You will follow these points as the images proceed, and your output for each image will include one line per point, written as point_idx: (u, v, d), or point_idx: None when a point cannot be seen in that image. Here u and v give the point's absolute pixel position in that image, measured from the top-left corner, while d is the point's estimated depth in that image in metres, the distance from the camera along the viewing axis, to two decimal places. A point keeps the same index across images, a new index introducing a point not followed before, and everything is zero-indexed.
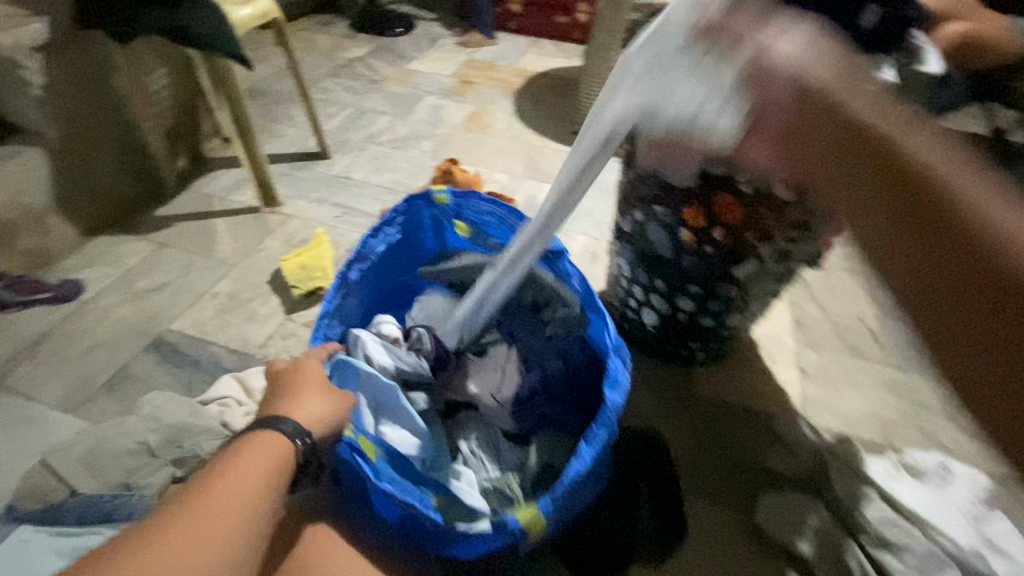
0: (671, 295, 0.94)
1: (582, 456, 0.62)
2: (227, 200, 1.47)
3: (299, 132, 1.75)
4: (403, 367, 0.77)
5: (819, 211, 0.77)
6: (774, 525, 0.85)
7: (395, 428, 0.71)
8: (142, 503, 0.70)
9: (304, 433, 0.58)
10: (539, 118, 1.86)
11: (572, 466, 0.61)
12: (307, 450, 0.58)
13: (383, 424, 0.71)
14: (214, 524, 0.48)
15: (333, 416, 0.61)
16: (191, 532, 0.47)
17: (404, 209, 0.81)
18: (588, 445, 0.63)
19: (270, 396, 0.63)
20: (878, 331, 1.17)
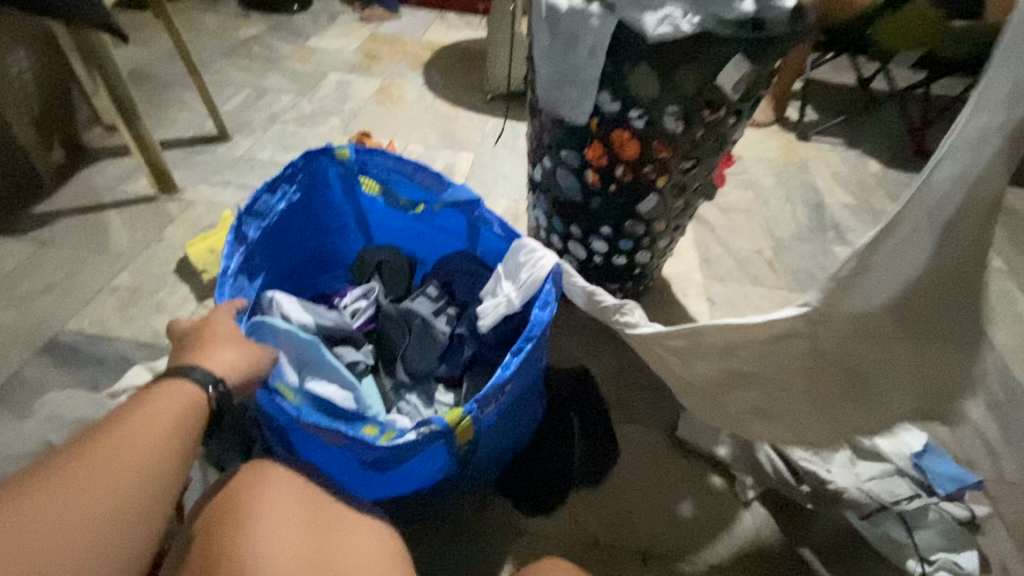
0: (587, 238, 0.99)
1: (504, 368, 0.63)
2: (118, 191, 1.36)
3: (192, 115, 1.63)
4: (325, 324, 0.78)
5: (705, 140, 0.83)
6: (693, 437, 0.93)
7: (322, 382, 0.71)
8: None
9: (214, 379, 0.56)
10: (450, 88, 1.85)
11: (498, 374, 0.62)
12: (220, 396, 0.57)
13: (308, 380, 0.72)
14: (117, 469, 0.46)
15: (247, 365, 0.60)
16: (90, 480, 0.44)
17: (304, 165, 0.79)
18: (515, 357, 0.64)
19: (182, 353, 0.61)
20: (773, 261, 1.30)
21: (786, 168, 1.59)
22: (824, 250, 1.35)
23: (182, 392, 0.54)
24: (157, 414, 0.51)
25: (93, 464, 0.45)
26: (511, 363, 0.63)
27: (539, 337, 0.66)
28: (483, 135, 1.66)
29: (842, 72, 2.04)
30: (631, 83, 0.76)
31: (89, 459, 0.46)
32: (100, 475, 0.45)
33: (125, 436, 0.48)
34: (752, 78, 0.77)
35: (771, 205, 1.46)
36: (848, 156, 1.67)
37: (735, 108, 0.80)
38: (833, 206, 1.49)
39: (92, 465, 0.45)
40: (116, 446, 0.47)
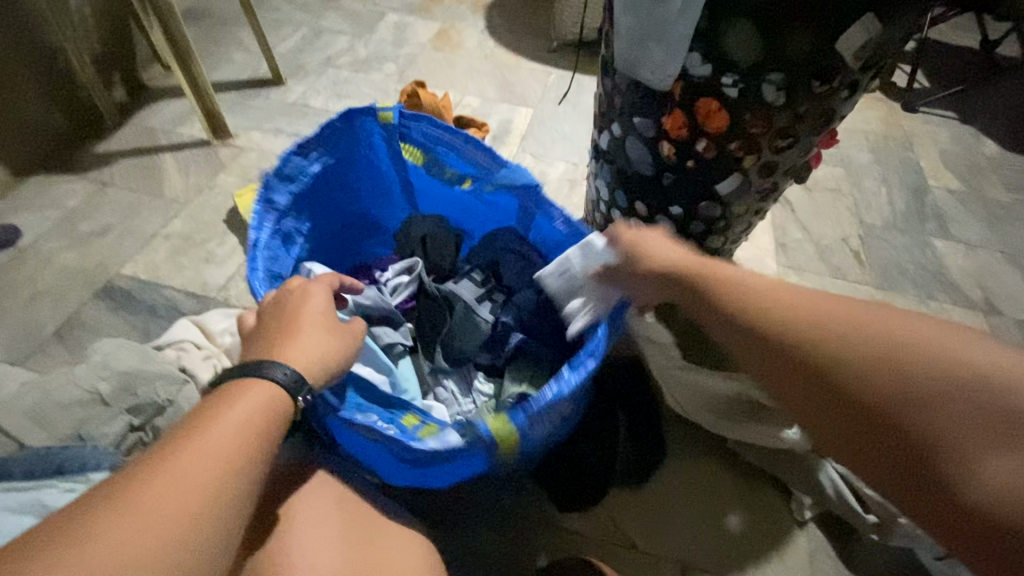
0: (652, 217, 0.89)
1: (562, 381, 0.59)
2: (174, 133, 1.35)
3: (248, 56, 1.58)
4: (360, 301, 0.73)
5: (809, 115, 0.70)
6: (749, 448, 0.85)
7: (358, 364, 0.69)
8: (94, 454, 0.65)
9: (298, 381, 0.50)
10: (513, 34, 1.71)
11: (554, 389, 0.59)
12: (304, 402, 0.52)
13: None
14: (177, 520, 0.39)
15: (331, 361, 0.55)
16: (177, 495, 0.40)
17: (343, 124, 0.74)
18: (573, 373, 0.61)
19: (273, 325, 0.57)
20: (859, 252, 1.16)
21: (886, 143, 1.39)
22: (922, 242, 1.19)
23: (253, 409, 0.47)
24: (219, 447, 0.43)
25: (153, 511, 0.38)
26: (568, 379, 0.60)
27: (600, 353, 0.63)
28: (545, 89, 1.53)
29: (967, 29, 1.74)
30: (729, 43, 0.64)
31: (148, 504, 0.39)
32: (161, 531, 0.38)
33: (186, 479, 0.41)
34: (881, 41, 0.63)
35: (864, 186, 1.29)
36: (962, 132, 1.44)
37: (852, 79, 0.67)
38: (938, 191, 1.30)
39: (153, 516, 0.38)
40: (177, 490, 0.40)
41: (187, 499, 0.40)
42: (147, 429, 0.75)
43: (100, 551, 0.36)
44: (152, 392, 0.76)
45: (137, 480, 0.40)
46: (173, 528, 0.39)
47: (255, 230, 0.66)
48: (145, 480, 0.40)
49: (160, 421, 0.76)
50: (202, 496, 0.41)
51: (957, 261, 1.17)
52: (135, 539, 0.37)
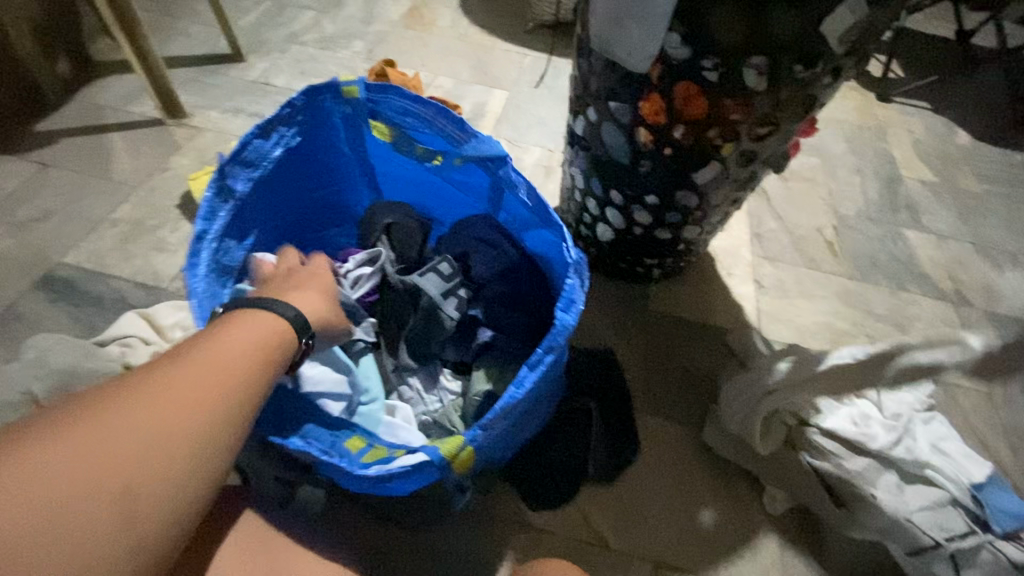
0: (629, 206, 0.86)
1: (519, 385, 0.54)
2: (124, 111, 1.26)
3: (206, 30, 1.49)
4: None
5: (790, 103, 0.67)
6: (723, 442, 0.84)
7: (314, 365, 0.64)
8: None
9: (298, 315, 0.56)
10: (488, 14, 1.64)
11: (508, 396, 0.54)
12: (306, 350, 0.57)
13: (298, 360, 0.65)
14: (175, 427, 0.42)
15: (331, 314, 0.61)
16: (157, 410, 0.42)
17: (305, 102, 0.68)
18: (529, 373, 0.55)
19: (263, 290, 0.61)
20: (833, 242, 1.15)
21: (862, 133, 1.39)
22: (895, 233, 1.19)
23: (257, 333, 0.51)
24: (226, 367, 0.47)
25: (150, 420, 0.41)
26: (525, 381, 0.54)
27: (561, 346, 0.57)
28: (521, 71, 1.48)
29: (942, 20, 1.75)
30: (709, 23, 0.60)
31: (148, 409, 0.41)
32: (156, 434, 0.41)
33: (186, 392, 0.44)
34: (865, 25, 0.60)
35: (839, 176, 1.28)
36: (935, 123, 1.45)
37: (834, 65, 0.64)
38: (911, 182, 1.30)
39: (151, 422, 0.41)
40: (177, 401, 0.43)
41: (189, 408, 0.43)
42: None
43: (95, 445, 0.38)
44: None
45: (141, 384, 0.43)
46: (173, 433, 0.41)
47: (200, 221, 0.61)
48: (148, 386, 0.43)
49: None
50: (203, 410, 0.44)
51: (928, 251, 1.17)
52: (131, 440, 0.40)
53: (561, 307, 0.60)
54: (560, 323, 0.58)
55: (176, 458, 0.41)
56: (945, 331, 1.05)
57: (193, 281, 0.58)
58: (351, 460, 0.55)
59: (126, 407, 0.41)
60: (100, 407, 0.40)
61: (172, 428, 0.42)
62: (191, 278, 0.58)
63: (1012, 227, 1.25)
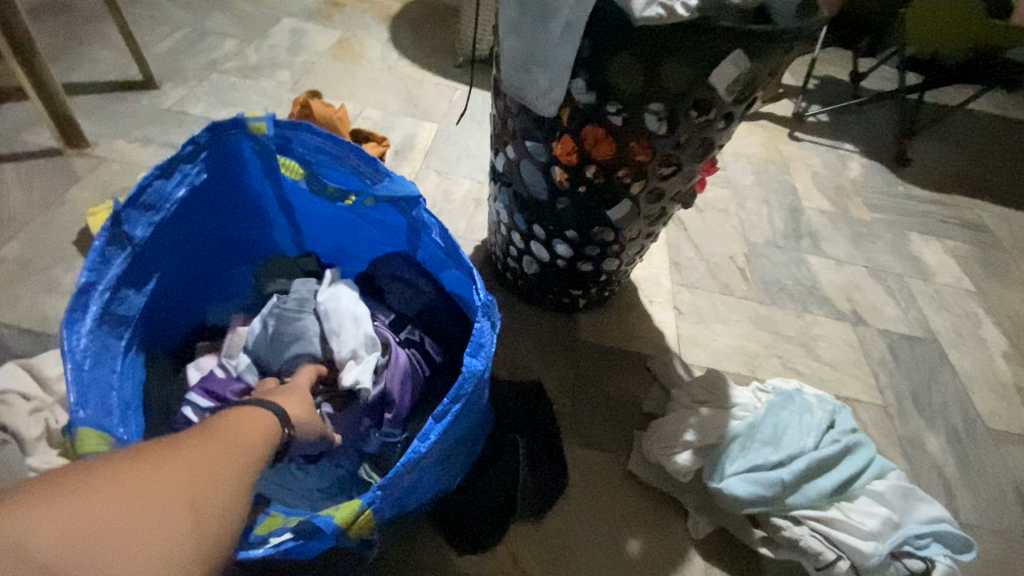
0: (550, 240, 0.88)
1: (429, 434, 0.53)
2: (16, 140, 1.17)
3: (114, 55, 1.41)
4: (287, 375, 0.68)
5: (689, 144, 0.72)
6: (648, 470, 0.86)
7: None
8: None
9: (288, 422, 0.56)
10: (417, 49, 1.66)
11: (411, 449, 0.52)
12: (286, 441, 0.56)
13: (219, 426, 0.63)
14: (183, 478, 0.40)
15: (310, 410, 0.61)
16: (163, 473, 0.39)
17: (209, 139, 0.64)
18: (436, 426, 0.53)
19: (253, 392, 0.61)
20: (744, 269, 1.23)
21: (768, 166, 1.50)
22: (798, 259, 1.29)
23: (257, 425, 0.52)
24: (213, 454, 0.44)
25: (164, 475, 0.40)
26: (431, 433, 0.53)
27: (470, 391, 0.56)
28: (451, 106, 1.50)
29: (835, 64, 1.93)
30: (609, 71, 0.64)
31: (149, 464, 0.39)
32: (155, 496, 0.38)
33: (174, 473, 0.40)
34: (750, 76, 0.65)
35: (748, 207, 1.37)
36: (831, 157, 1.59)
37: (726, 110, 0.69)
38: (812, 212, 1.41)
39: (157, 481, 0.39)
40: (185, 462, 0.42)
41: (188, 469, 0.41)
42: None
43: (113, 497, 0.36)
44: None
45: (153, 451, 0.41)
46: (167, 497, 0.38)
47: (86, 270, 0.55)
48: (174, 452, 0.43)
49: None
50: (174, 494, 0.38)
51: (827, 275, 1.27)
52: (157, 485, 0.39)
53: (470, 351, 0.58)
54: (468, 369, 0.56)
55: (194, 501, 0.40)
56: (844, 350, 1.14)
57: (74, 340, 0.52)
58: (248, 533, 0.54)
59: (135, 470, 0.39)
60: (69, 480, 0.36)
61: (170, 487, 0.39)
62: (72, 336, 0.52)
63: (898, 252, 1.38)
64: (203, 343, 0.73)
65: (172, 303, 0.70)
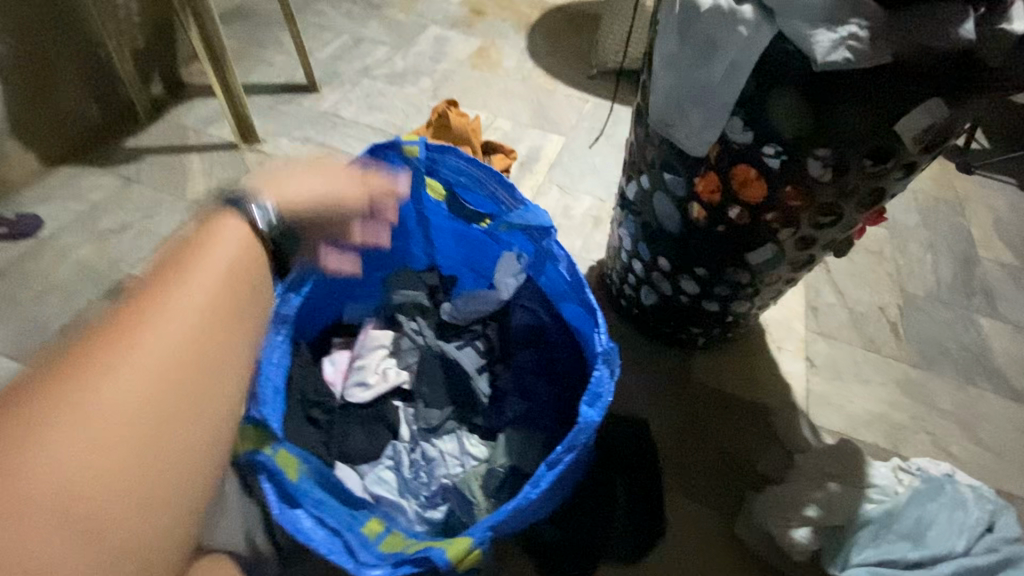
0: (676, 276, 0.84)
1: (540, 482, 0.50)
2: (204, 133, 1.36)
3: (286, 60, 1.58)
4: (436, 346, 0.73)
5: (855, 194, 0.64)
6: (757, 536, 0.79)
7: (364, 388, 0.70)
8: None
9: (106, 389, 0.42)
10: (553, 59, 1.66)
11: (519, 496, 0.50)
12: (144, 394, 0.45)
13: (370, 376, 0.71)
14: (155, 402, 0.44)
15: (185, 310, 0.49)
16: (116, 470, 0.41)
17: (369, 159, 0.67)
18: (545, 474, 0.51)
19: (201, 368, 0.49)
20: (896, 323, 1.08)
21: (937, 205, 1.30)
22: (967, 319, 1.10)
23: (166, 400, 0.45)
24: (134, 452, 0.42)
25: (156, 350, 0.45)
26: (541, 481, 0.50)
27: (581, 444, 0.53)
28: (580, 118, 1.49)
29: None
30: (774, 112, 0.59)
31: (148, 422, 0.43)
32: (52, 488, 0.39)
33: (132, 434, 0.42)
34: (943, 125, 0.58)
35: (906, 252, 1.20)
36: (1021, 201, 1.34)
37: (909, 160, 0.61)
38: (990, 263, 1.20)
39: (153, 382, 0.45)
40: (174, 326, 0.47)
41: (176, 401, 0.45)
42: None
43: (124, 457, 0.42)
44: None
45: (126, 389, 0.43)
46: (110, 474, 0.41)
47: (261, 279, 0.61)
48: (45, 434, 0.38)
49: None
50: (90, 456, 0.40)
51: (1004, 343, 1.08)
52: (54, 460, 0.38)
53: (586, 400, 0.55)
54: (584, 420, 0.53)
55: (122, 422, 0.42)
56: (1015, 436, 0.97)
57: None
58: (370, 548, 0.55)
59: (51, 421, 0.38)
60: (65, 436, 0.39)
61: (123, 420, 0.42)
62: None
63: None
64: (339, 339, 0.78)
65: (314, 305, 0.75)
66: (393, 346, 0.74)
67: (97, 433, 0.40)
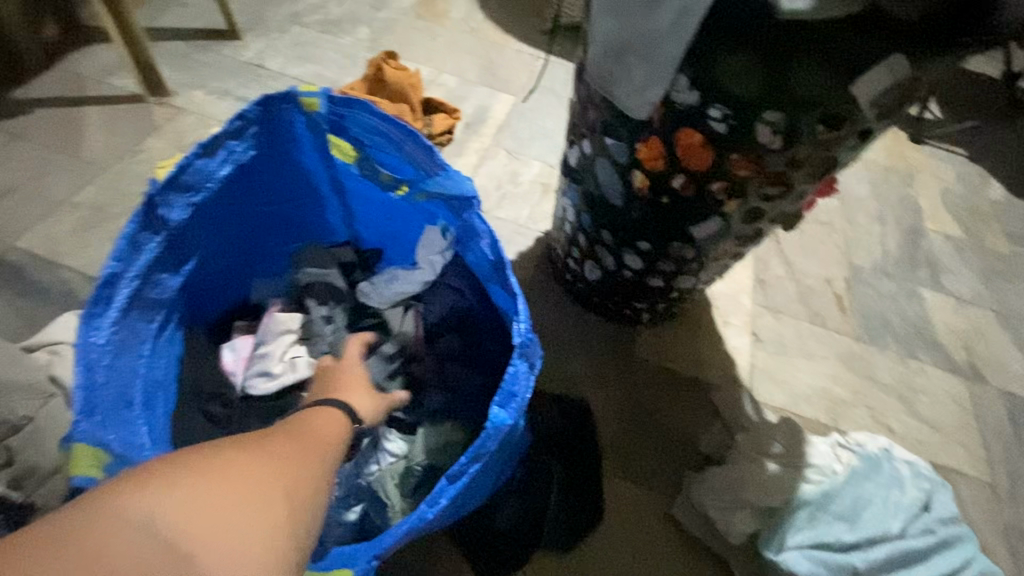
0: (619, 250, 0.79)
1: (441, 495, 0.45)
2: (104, 83, 1.19)
3: (204, 1, 1.40)
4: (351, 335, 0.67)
5: (805, 163, 0.59)
6: (695, 518, 0.77)
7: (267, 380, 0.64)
8: None
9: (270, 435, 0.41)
10: (505, 11, 1.53)
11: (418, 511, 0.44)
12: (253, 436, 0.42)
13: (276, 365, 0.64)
14: (291, 471, 0.38)
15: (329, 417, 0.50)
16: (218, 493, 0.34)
17: (259, 113, 0.58)
18: (446, 487, 0.45)
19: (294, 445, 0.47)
20: (842, 297, 1.07)
21: (888, 175, 1.28)
22: (911, 292, 1.10)
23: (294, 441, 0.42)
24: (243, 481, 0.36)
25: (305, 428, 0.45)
26: (441, 496, 0.45)
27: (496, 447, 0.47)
28: (532, 77, 1.39)
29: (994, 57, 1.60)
30: (722, 68, 0.52)
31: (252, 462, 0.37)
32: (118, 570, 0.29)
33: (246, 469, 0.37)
34: (902, 88, 0.53)
35: (856, 223, 1.18)
36: (968, 172, 1.34)
37: (864, 127, 0.56)
38: (935, 236, 1.20)
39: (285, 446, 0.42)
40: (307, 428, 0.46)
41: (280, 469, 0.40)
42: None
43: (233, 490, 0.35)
44: (10, 407, 0.64)
45: (182, 457, 0.36)
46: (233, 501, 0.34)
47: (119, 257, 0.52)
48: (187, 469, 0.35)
49: (16, 441, 0.63)
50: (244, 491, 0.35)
51: (943, 316, 1.08)
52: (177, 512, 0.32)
53: (499, 399, 0.49)
54: (494, 422, 0.48)
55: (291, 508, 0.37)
56: (950, 409, 0.97)
57: (99, 329, 0.50)
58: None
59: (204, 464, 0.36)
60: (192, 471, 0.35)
61: (239, 493, 0.35)
62: (90, 331, 0.50)
63: None
64: (241, 322, 0.70)
65: (209, 280, 0.67)
66: (303, 332, 0.68)
67: (213, 468, 0.36)
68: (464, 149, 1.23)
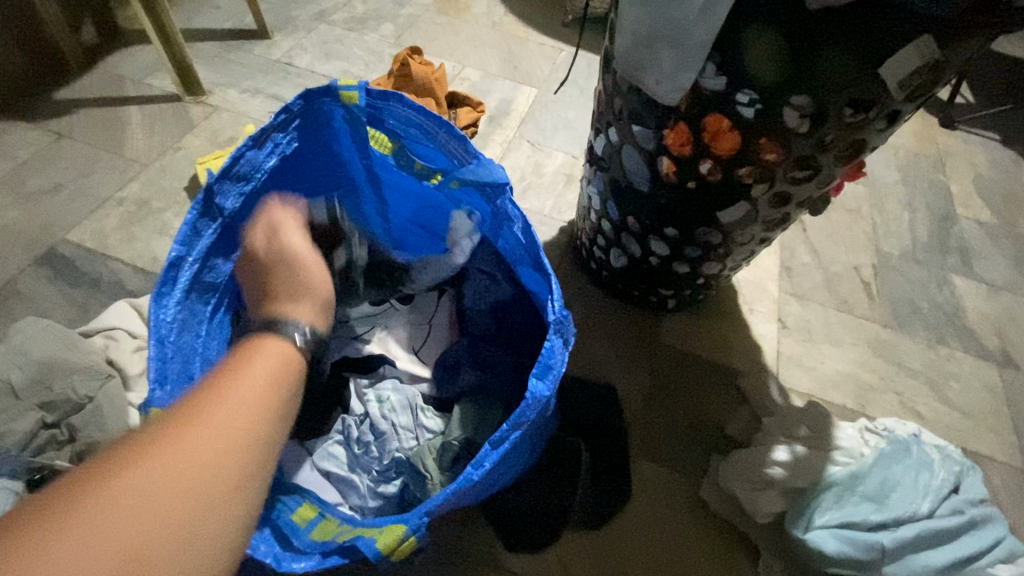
0: (645, 236, 0.80)
1: (487, 459, 0.47)
2: (143, 84, 1.25)
3: (235, 3, 1.45)
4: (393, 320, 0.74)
5: (834, 146, 0.60)
6: (722, 499, 0.79)
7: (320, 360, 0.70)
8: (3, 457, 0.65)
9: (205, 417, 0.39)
10: (526, 5, 1.55)
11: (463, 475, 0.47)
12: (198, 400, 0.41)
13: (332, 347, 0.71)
14: (223, 454, 0.37)
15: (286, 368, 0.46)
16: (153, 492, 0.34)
17: (302, 107, 0.61)
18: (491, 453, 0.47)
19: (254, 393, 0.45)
20: (869, 284, 1.06)
21: (917, 161, 1.27)
22: (940, 278, 1.09)
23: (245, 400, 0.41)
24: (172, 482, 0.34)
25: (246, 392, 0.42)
26: (485, 461, 0.47)
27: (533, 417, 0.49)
28: (554, 69, 1.40)
29: None
30: (752, 53, 0.53)
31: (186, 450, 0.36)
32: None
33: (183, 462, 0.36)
34: (934, 68, 0.53)
35: (883, 210, 1.17)
36: (1001, 156, 1.31)
37: (893, 109, 0.57)
38: (965, 221, 1.18)
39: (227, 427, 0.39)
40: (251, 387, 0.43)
41: (210, 446, 0.38)
42: (63, 427, 0.68)
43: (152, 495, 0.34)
44: (70, 387, 0.70)
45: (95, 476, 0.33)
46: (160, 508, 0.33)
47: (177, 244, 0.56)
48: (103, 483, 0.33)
49: (78, 419, 0.69)
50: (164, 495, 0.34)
51: (975, 301, 1.07)
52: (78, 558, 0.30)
53: (536, 372, 0.51)
54: (533, 393, 0.50)
55: (219, 490, 0.36)
56: (982, 395, 0.97)
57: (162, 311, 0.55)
58: (301, 536, 0.53)
59: (119, 480, 0.33)
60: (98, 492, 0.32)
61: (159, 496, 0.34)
62: (160, 309, 0.55)
63: None
64: None
65: None
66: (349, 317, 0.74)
67: (134, 483, 0.33)
68: (488, 141, 1.25)
